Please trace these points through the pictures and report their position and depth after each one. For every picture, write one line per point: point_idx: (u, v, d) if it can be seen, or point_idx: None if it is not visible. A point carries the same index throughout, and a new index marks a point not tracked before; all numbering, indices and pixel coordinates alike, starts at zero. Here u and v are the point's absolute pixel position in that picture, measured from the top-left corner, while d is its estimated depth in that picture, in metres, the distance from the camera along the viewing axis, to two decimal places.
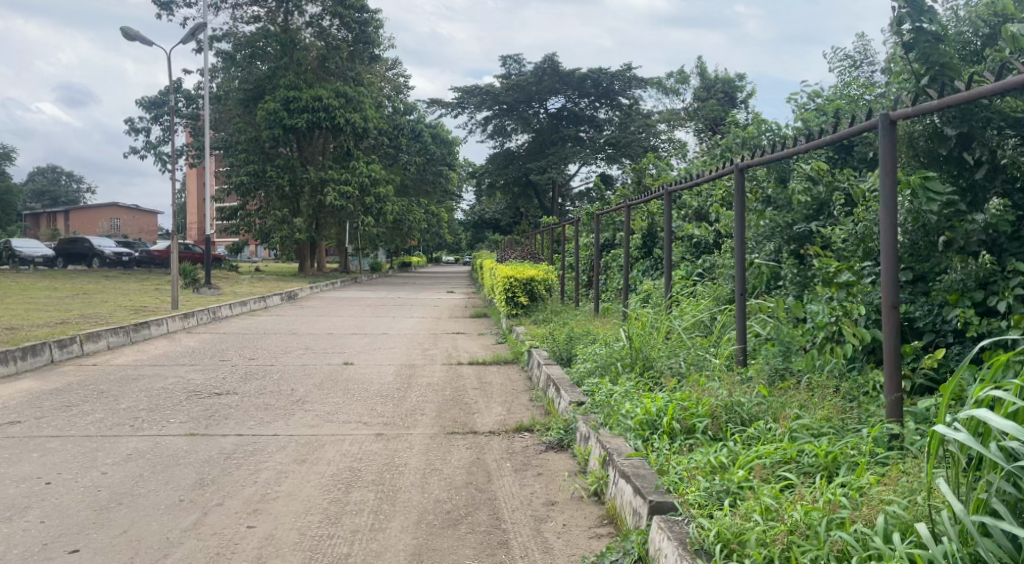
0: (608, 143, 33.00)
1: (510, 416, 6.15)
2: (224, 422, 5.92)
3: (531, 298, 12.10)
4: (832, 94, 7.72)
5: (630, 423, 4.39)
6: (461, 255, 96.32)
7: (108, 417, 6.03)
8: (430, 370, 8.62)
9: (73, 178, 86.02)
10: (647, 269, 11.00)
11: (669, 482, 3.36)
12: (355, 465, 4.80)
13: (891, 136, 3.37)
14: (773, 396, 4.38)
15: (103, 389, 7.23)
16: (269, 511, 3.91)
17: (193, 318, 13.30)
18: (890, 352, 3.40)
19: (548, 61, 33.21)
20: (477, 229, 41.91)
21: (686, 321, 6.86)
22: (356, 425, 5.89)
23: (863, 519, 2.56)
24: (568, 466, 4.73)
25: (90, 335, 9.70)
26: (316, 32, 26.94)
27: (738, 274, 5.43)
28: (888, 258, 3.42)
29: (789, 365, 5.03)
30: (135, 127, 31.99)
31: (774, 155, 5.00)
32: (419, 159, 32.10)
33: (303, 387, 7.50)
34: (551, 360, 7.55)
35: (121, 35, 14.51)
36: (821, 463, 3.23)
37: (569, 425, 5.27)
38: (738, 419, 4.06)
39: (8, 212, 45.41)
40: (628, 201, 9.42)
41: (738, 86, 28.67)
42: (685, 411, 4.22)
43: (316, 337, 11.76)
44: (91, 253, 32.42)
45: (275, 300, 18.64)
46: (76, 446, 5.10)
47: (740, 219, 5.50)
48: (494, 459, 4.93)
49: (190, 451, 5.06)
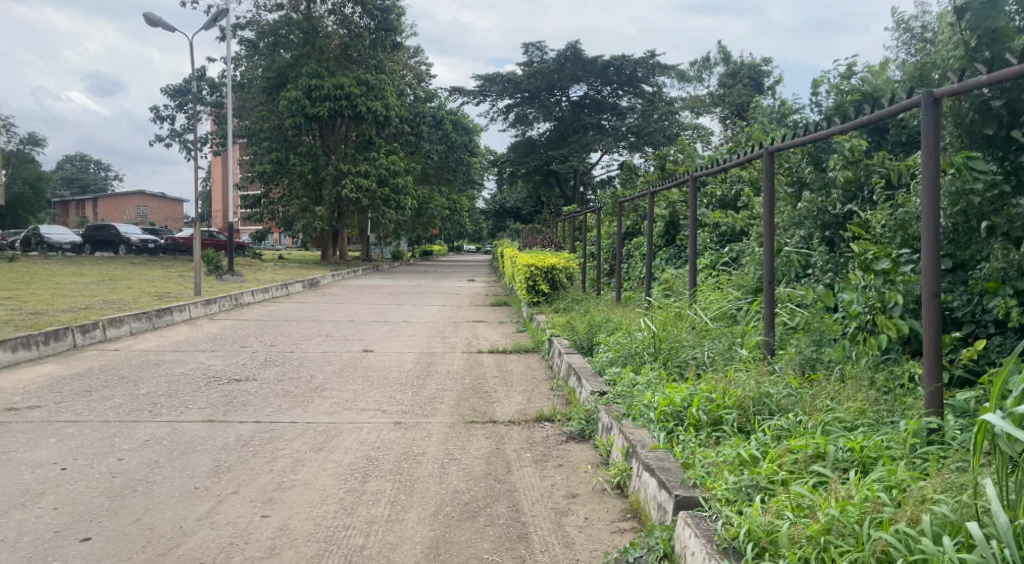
0: (630, 131, 32.88)
1: (531, 405, 6.05)
2: (242, 408, 5.86)
3: (552, 286, 11.97)
4: (868, 73, 7.48)
5: (653, 414, 4.27)
6: (481, 244, 96.39)
7: (127, 402, 6.00)
8: (450, 358, 8.55)
9: (101, 166, 87.16)
10: (670, 257, 10.85)
11: (696, 476, 3.25)
12: (372, 453, 4.72)
13: (934, 114, 3.24)
14: (803, 387, 4.23)
15: (123, 374, 7.22)
16: (284, 500, 3.83)
17: (216, 304, 13.33)
18: (930, 341, 3.27)
19: (571, 48, 32.91)
20: (498, 218, 41.85)
21: (712, 310, 6.74)
22: (374, 412, 5.82)
23: (906, 518, 2.42)
24: (590, 457, 4.61)
25: (113, 320, 9.72)
26: (339, 20, 27.00)
27: (767, 262, 5.28)
28: (928, 242, 3.28)
29: (820, 354, 4.88)
30: (160, 115, 32.13)
31: (809, 136, 4.84)
32: (441, 147, 32.00)
33: (323, 374, 7.46)
34: (572, 349, 7.42)
35: (144, 22, 14.52)
36: (855, 458, 3.11)
37: (590, 416, 5.15)
38: (766, 411, 3.94)
39: (39, 198, 46.15)
40: (651, 187, 9.21)
41: (765, 72, 28.34)
42: (711, 404, 4.10)
43: (337, 324, 11.73)
44: (117, 240, 32.76)
45: (298, 287, 18.69)
46: (93, 432, 5.06)
47: (769, 205, 5.35)
48: (514, 450, 4.83)
49: (207, 437, 5.01)
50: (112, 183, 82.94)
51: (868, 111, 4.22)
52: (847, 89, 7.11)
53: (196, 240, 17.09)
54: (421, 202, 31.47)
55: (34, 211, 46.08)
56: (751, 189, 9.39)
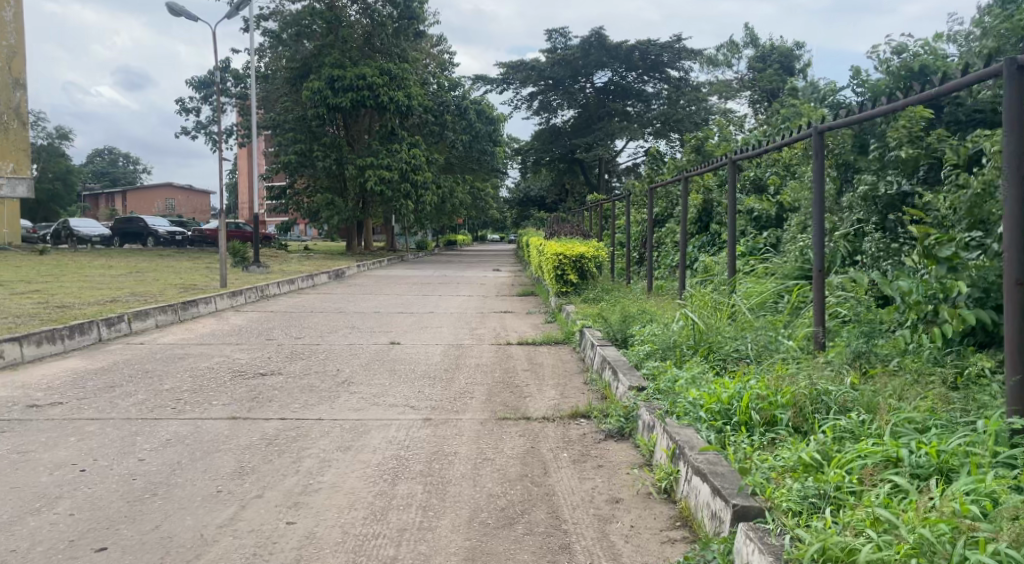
0: (657, 117, 32.33)
1: (565, 401, 5.80)
2: (267, 405, 5.68)
3: (581, 276, 11.69)
4: (920, 49, 7.14)
5: (700, 412, 4.03)
6: (506, 234, 96.18)
7: (150, 398, 5.84)
8: (478, 350, 8.32)
9: (130, 160, 88.13)
10: (704, 244, 10.55)
11: (755, 483, 3.04)
12: (402, 453, 4.51)
13: (1019, 81, 2.97)
14: (863, 384, 3.99)
15: (147, 369, 7.07)
16: (310, 505, 3.64)
17: (241, 297, 13.21)
18: (1013, 332, 3.01)
19: (596, 35, 32.43)
20: (522, 206, 41.45)
21: (754, 297, 6.47)
22: (403, 409, 5.60)
23: (1007, 537, 2.20)
24: (632, 458, 4.37)
25: (138, 313, 9.61)
26: (362, 10, 26.89)
27: (817, 248, 4.99)
28: (1012, 225, 3.01)
29: (874, 347, 4.62)
30: (185, 107, 32.14)
31: (864, 113, 4.56)
32: (466, 137, 30.96)
33: (349, 367, 7.27)
34: (605, 341, 7.13)
35: (168, 11, 14.42)
36: (933, 468, 2.87)
37: (629, 413, 4.90)
38: (826, 409, 3.67)
39: (70, 192, 46.82)
40: (685, 172, 8.85)
41: (796, 56, 27.68)
42: (763, 401, 3.84)
43: (362, 316, 11.55)
44: (145, 232, 32.94)
45: (323, 278, 18.57)
46: (115, 430, 4.90)
47: (819, 188, 5.04)
48: (550, 449, 4.59)
49: (231, 436, 4.83)
50: (141, 176, 83.79)
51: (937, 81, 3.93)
52: (894, 70, 6.80)
53: (220, 231, 17.01)
54: (445, 193, 31.24)
55: (65, 204, 46.98)
56: (787, 172, 9.07)
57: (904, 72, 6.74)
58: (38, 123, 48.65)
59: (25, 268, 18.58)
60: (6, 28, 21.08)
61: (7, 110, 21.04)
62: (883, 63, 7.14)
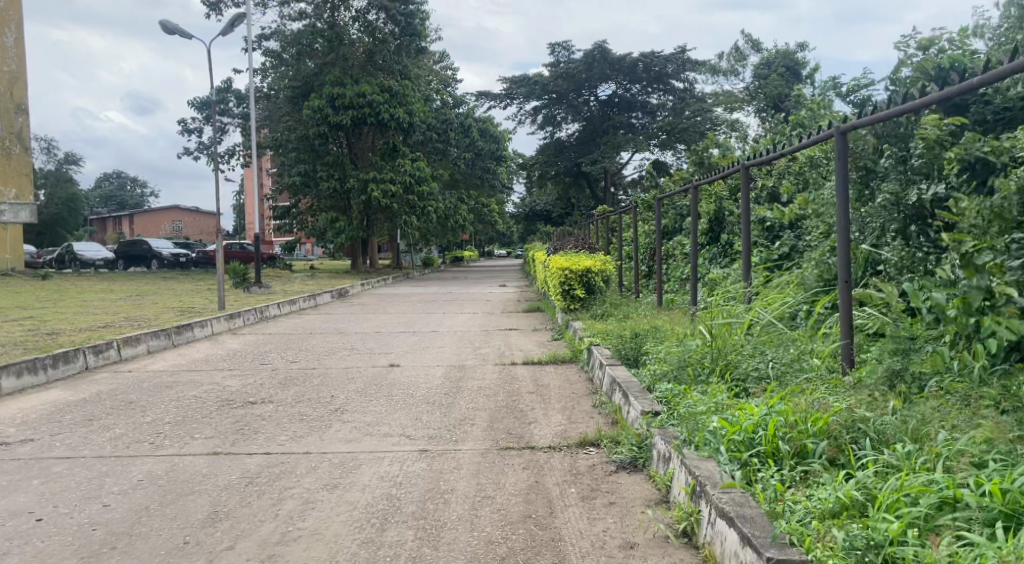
0: (663, 128, 31.88)
1: (573, 427, 5.38)
2: (252, 438, 5.28)
3: (588, 291, 11.25)
4: (946, 43, 6.73)
5: (721, 443, 3.62)
6: (512, 248, 96.01)
7: (128, 433, 5.45)
8: (481, 372, 7.91)
9: (138, 183, 88.55)
10: (715, 256, 10.18)
11: (792, 532, 2.68)
12: (394, 491, 4.11)
13: None
14: (904, 406, 3.60)
15: (131, 399, 6.69)
16: (285, 558, 3.26)
17: (239, 319, 12.85)
18: None
19: (598, 48, 32.07)
20: (528, 221, 41.10)
21: (774, 311, 6.04)
22: (398, 440, 5.19)
23: None
24: (646, 493, 3.96)
25: (128, 339, 9.22)
26: (363, 27, 26.52)
27: (842, 259, 4.61)
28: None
29: (910, 364, 4.24)
30: (188, 128, 31.89)
31: (892, 112, 4.25)
32: (468, 154, 31.16)
33: (344, 393, 6.88)
34: (616, 360, 6.68)
35: (161, 30, 14.18)
36: (999, 513, 2.51)
37: (642, 441, 4.52)
38: (867, 440, 3.27)
39: (75, 216, 46.74)
40: (698, 179, 8.41)
41: (801, 61, 27.31)
42: (793, 430, 3.44)
43: (363, 337, 11.17)
44: (149, 254, 32.77)
45: (325, 298, 18.24)
46: (84, 471, 4.52)
47: (843, 194, 4.66)
48: (556, 484, 4.18)
49: (209, 475, 4.43)
50: (149, 200, 83.96)
51: (996, 67, 3.63)
52: (923, 67, 6.42)
53: (220, 253, 16.69)
54: (449, 210, 30.86)
55: (71, 228, 46.69)
56: (799, 180, 8.79)
57: (932, 68, 6.36)
58: (47, 149, 48.84)
59: (25, 293, 18.35)
60: (8, 53, 20.81)
61: (10, 134, 20.77)
62: (908, 60, 6.80)
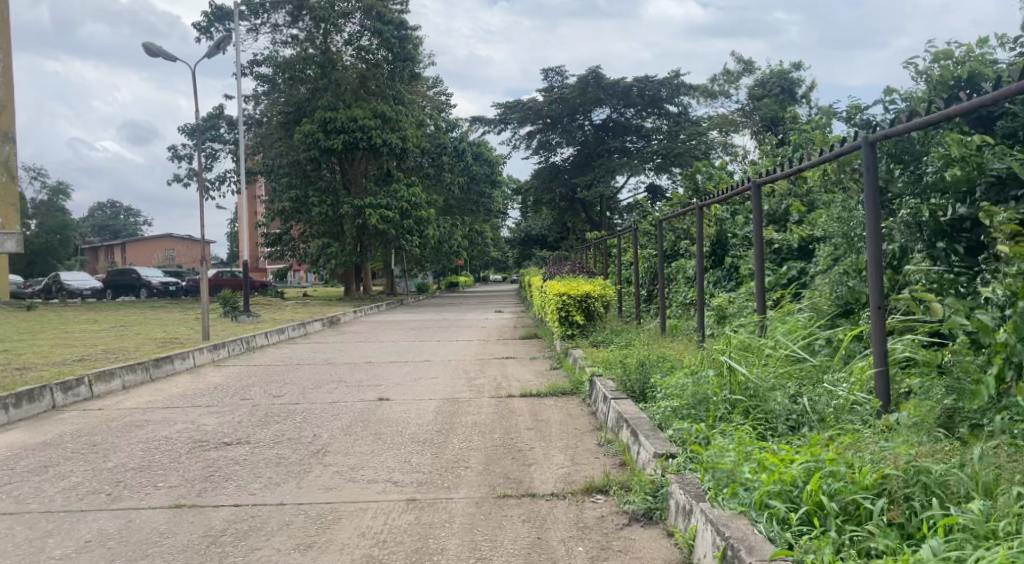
0: (658, 152, 31.54)
1: (577, 470, 4.86)
2: (222, 486, 4.76)
3: (588, 316, 10.78)
4: (962, 55, 6.33)
5: (755, 496, 3.12)
6: (507, 274, 95.91)
7: (84, 482, 4.92)
8: (477, 405, 7.42)
9: (131, 213, 88.45)
10: (720, 280, 9.76)
11: None
12: (375, 552, 3.60)
13: None
14: (963, 453, 3.10)
15: (95, 442, 6.14)
16: None
17: (224, 350, 12.30)
18: None
19: (592, 73, 31.96)
20: (524, 246, 40.70)
21: (792, 335, 5.57)
22: (384, 487, 4.67)
23: None
24: (666, 552, 3.47)
25: (101, 374, 8.67)
26: (356, 53, 26.30)
27: (874, 283, 4.13)
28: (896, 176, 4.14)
29: (960, 402, 3.74)
30: (178, 154, 31.47)
31: (921, 121, 3.79)
32: (462, 178, 30.98)
33: (327, 432, 6.35)
34: (621, 394, 6.20)
35: (143, 51, 13.75)
36: None
37: (657, 489, 4.00)
38: (932, 496, 2.79)
39: (65, 246, 46.20)
40: (700, 201, 7.96)
41: (796, 80, 27.03)
42: (839, 482, 2.96)
43: (353, 368, 10.62)
44: (138, 283, 32.22)
45: (315, 325, 17.68)
46: (25, 530, 3.99)
47: (873, 212, 4.19)
48: (562, 540, 3.67)
49: (167, 534, 3.90)
50: (139, 229, 83.60)
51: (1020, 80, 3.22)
52: (938, 80, 6.03)
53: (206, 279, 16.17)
54: (443, 236, 30.48)
55: (61, 258, 46.11)
56: (806, 201, 8.45)
57: (950, 81, 5.97)
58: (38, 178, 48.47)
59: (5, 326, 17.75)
60: None
61: None
62: (921, 73, 6.40)
